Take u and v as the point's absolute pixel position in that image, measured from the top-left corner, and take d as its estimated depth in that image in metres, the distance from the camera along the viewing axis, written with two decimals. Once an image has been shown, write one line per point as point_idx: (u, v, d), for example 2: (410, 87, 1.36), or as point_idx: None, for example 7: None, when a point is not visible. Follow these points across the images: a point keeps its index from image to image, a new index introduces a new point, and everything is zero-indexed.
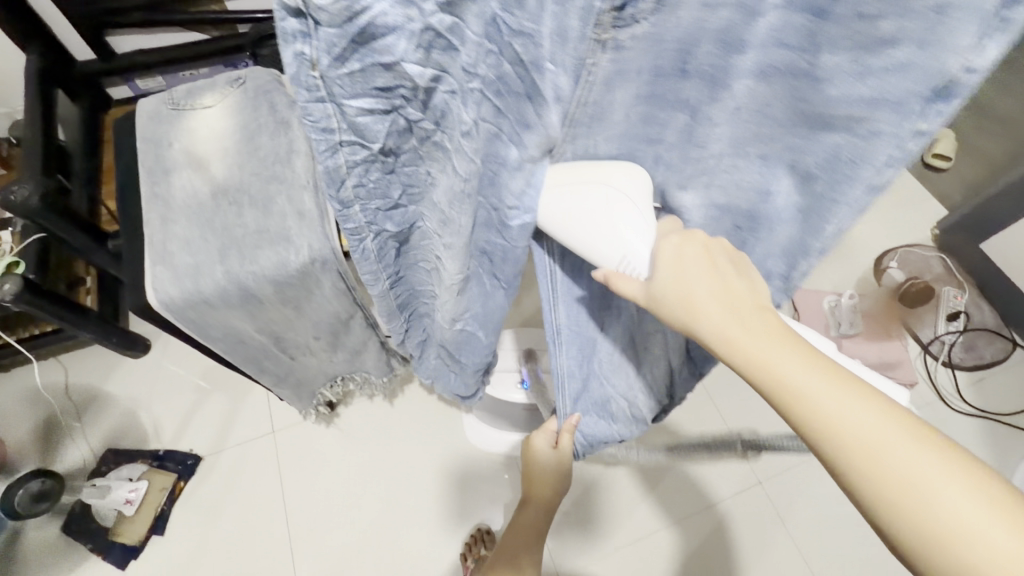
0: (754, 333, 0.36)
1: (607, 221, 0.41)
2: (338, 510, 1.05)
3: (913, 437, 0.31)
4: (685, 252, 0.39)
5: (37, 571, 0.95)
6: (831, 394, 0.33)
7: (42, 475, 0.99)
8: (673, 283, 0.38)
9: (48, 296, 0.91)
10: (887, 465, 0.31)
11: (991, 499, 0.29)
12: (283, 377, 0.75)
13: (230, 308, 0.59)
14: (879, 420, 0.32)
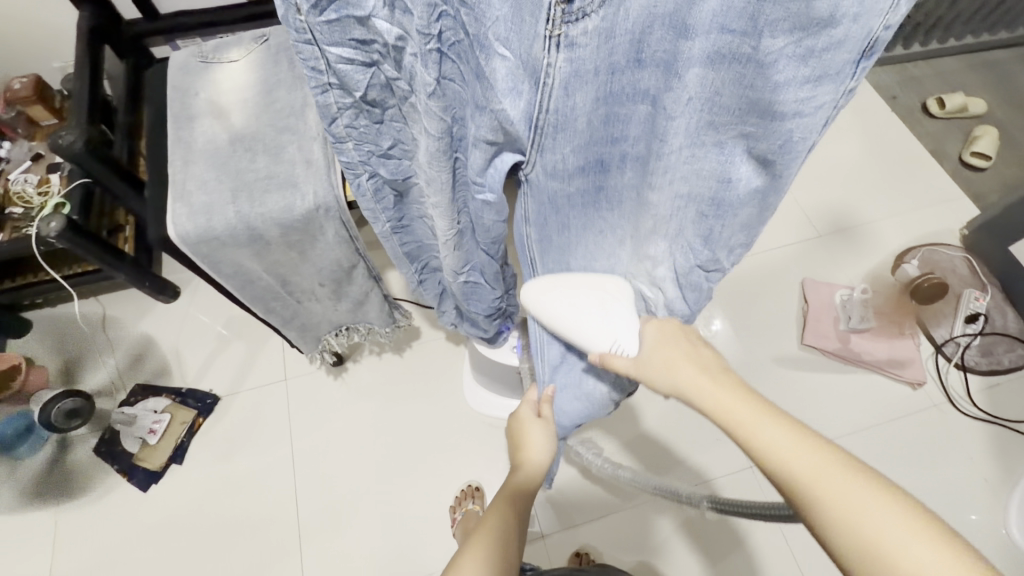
0: (719, 386, 0.47)
1: (605, 318, 0.53)
2: (340, 454, 1.10)
3: (849, 475, 0.40)
4: (662, 333, 0.51)
5: (68, 484, 1.05)
6: (779, 438, 0.43)
7: (73, 394, 1.07)
8: (657, 354, 0.50)
9: (88, 236, 0.99)
10: (829, 496, 0.39)
11: (912, 519, 0.37)
12: (290, 319, 0.80)
13: (239, 246, 0.63)
14: (816, 456, 0.41)
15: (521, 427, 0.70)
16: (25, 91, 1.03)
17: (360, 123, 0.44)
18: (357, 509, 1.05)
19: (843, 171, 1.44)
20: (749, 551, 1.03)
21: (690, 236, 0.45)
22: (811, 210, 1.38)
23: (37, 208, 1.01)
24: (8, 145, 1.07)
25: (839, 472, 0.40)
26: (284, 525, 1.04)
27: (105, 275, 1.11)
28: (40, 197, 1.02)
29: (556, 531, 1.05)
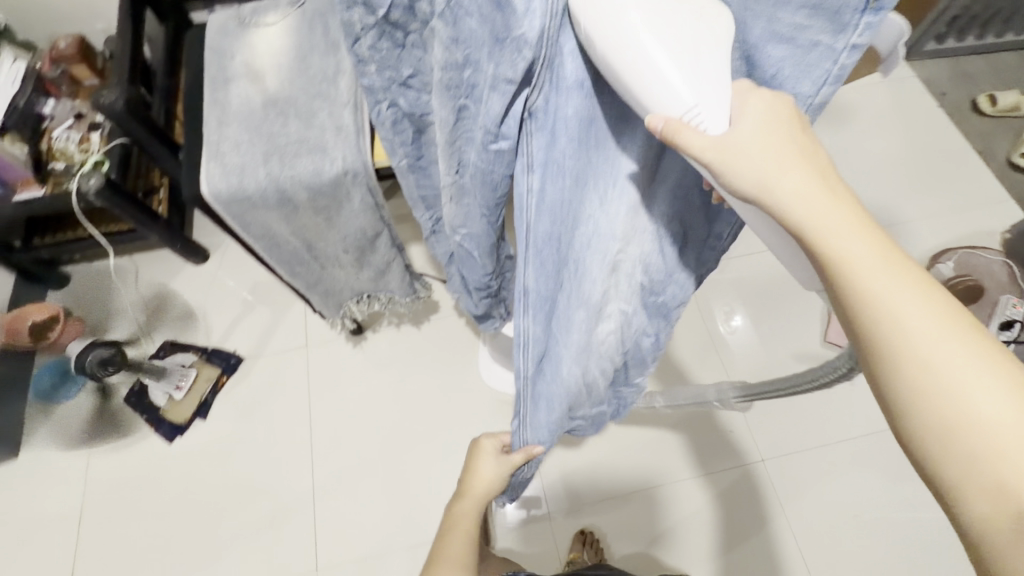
0: (832, 209, 0.29)
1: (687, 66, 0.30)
2: (355, 420, 1.13)
3: (961, 333, 0.27)
4: (772, 118, 0.30)
5: (99, 430, 1.11)
6: (886, 272, 0.28)
7: (110, 343, 1.11)
8: (754, 144, 0.30)
9: (124, 194, 1.03)
10: (922, 365, 0.27)
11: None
12: (313, 284, 0.81)
13: (268, 208, 0.65)
14: (938, 324, 0.27)
15: (477, 455, 0.68)
16: (69, 50, 1.09)
17: (383, 45, 0.42)
18: (370, 474, 1.08)
19: (881, 166, 1.39)
20: (755, 543, 1.03)
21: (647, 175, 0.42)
22: None
23: (78, 164, 1.05)
24: (51, 101, 1.09)
25: (954, 331, 0.27)
26: (299, 484, 1.07)
27: (139, 235, 1.15)
28: (81, 154, 1.05)
29: (562, 508, 1.07)
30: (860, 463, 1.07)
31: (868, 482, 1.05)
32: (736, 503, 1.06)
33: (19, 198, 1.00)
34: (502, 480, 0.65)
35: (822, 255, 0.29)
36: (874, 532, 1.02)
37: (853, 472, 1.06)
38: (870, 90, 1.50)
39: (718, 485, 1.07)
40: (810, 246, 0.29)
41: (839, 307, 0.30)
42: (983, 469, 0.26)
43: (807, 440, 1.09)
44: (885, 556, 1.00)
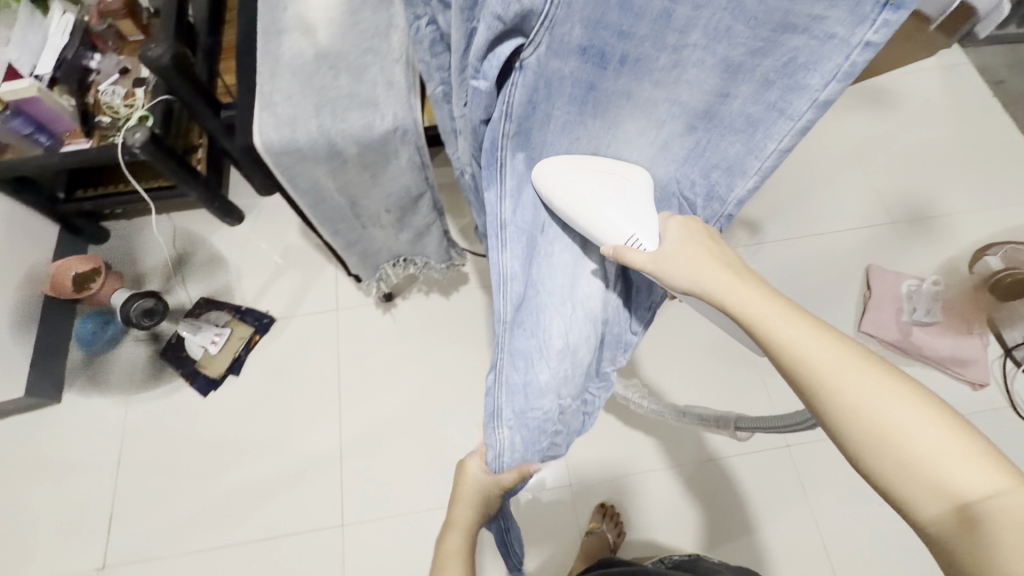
0: (751, 296, 0.45)
1: (624, 210, 0.52)
2: (381, 384, 1.15)
3: (868, 372, 0.39)
4: (688, 230, 0.52)
5: (137, 380, 1.14)
6: (797, 330, 0.42)
7: (152, 295, 1.15)
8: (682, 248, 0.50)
9: (165, 150, 1.04)
10: (846, 393, 0.39)
11: (919, 405, 0.37)
12: (352, 244, 0.81)
13: (317, 162, 0.65)
14: (845, 360, 0.40)
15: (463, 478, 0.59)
16: (116, 4, 1.08)
17: None
18: (395, 438, 1.10)
19: (928, 157, 1.34)
20: (775, 527, 1.03)
21: (675, 150, 0.54)
22: (886, 195, 1.31)
23: (123, 119, 1.06)
24: (97, 55, 1.11)
25: (862, 371, 0.39)
26: (326, 442, 1.10)
27: (179, 192, 1.17)
28: (126, 108, 1.06)
29: (583, 482, 1.08)
30: None
31: None
32: (759, 487, 1.05)
33: (66, 148, 1.03)
34: (495, 501, 0.57)
35: (758, 332, 0.43)
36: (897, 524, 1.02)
37: None
38: (922, 75, 1.44)
39: (739, 469, 1.07)
40: (748, 326, 0.44)
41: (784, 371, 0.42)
42: (922, 473, 0.35)
43: None
44: (907, 548, 1.00)
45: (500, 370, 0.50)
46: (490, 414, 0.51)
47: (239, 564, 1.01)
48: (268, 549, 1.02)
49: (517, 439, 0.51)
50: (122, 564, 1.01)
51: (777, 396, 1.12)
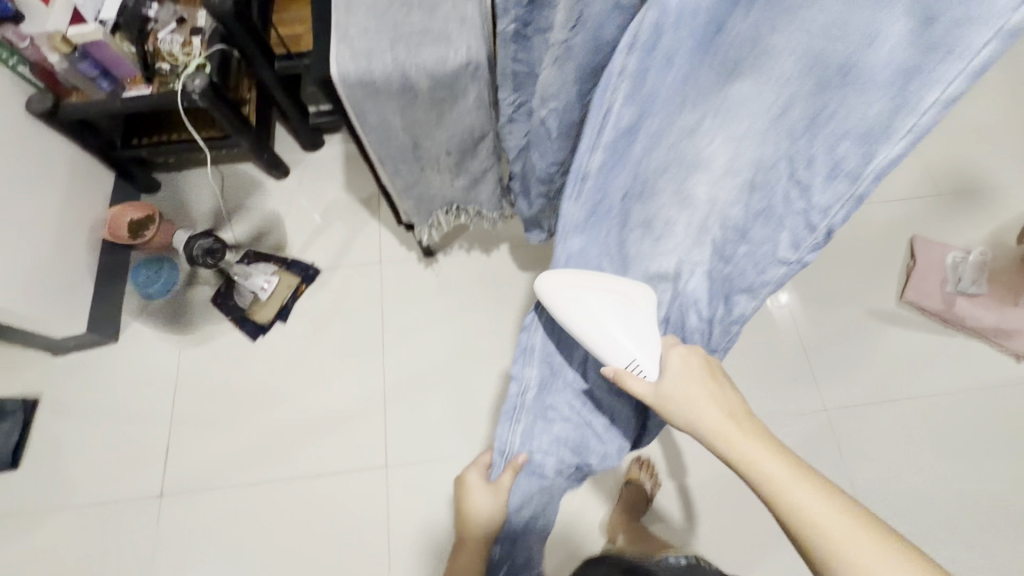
0: (741, 431, 0.48)
1: (625, 329, 0.55)
2: (422, 336, 1.17)
3: (845, 515, 0.43)
4: (689, 363, 0.53)
5: (189, 323, 1.19)
6: (784, 473, 0.45)
7: (212, 236, 1.15)
8: (681, 384, 0.52)
9: (223, 98, 1.06)
10: (828, 535, 0.42)
11: (892, 551, 0.41)
12: (410, 187, 0.83)
13: (390, 96, 0.67)
14: (825, 503, 0.43)
15: (466, 491, 0.64)
16: None
17: None
18: (436, 387, 1.13)
19: (979, 128, 1.31)
20: None
21: (793, 121, 0.51)
22: (933, 166, 1.28)
23: (182, 66, 1.06)
24: (155, 4, 1.05)
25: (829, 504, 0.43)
26: (370, 389, 1.14)
27: (231, 141, 1.19)
28: (184, 58, 1.05)
29: None
30: (921, 421, 1.08)
31: (924, 439, 1.07)
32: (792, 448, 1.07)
33: (127, 93, 1.05)
34: (500, 511, 0.62)
35: (734, 457, 0.48)
36: (927, 487, 1.04)
37: (914, 427, 1.08)
38: None
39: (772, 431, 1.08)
40: (739, 468, 0.48)
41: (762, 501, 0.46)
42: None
43: (866, 396, 1.10)
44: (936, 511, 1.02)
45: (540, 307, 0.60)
46: (523, 349, 0.59)
47: (289, 499, 1.06)
48: (317, 486, 1.07)
49: (541, 378, 0.59)
50: (179, 493, 1.07)
51: (812, 363, 1.13)
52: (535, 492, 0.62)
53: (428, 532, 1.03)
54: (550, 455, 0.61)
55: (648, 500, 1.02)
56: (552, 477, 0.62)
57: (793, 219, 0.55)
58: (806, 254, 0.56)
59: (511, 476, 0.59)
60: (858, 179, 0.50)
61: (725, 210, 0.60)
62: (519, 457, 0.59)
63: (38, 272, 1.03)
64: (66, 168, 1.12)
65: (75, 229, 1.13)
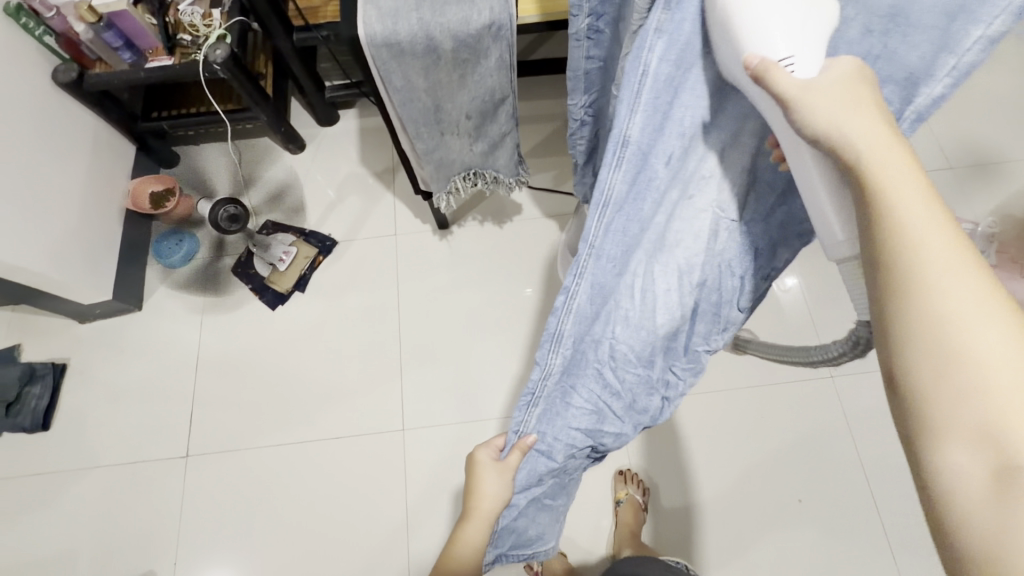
0: (889, 155, 0.31)
1: (786, 21, 0.34)
2: (438, 306, 1.20)
3: (980, 286, 0.28)
4: (852, 93, 0.34)
5: (209, 293, 1.22)
6: (925, 218, 0.30)
7: (237, 203, 1.22)
8: (841, 102, 0.33)
9: (243, 70, 1.08)
10: (936, 293, 0.28)
11: (1015, 341, 0.27)
12: (430, 151, 0.84)
13: (415, 58, 0.69)
14: (963, 261, 0.29)
15: (478, 471, 0.61)
16: None
17: None
18: (452, 354, 1.16)
19: (990, 102, 1.31)
20: (815, 451, 1.07)
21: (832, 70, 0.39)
22: (944, 142, 1.29)
23: (202, 37, 1.07)
24: None
25: (969, 276, 0.28)
26: (387, 356, 1.17)
27: (251, 114, 1.22)
28: (205, 28, 1.07)
29: None
30: None
31: None
32: (799, 412, 1.10)
33: (149, 64, 1.07)
34: (505, 490, 0.59)
35: (863, 169, 0.32)
36: None
37: None
38: None
39: (778, 396, 1.11)
40: (866, 188, 0.31)
41: (865, 234, 0.32)
42: (976, 403, 0.27)
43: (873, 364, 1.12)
44: None
45: (573, 292, 0.45)
46: (549, 335, 0.47)
47: (311, 461, 1.10)
48: (336, 449, 1.10)
49: (564, 365, 0.49)
50: (204, 454, 1.11)
51: (821, 332, 1.15)
52: (542, 473, 0.57)
53: (443, 493, 1.06)
54: (560, 440, 0.54)
55: (644, 513, 1.03)
56: (562, 459, 0.56)
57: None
58: None
59: (520, 456, 0.54)
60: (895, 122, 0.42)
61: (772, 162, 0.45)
62: (526, 439, 0.52)
63: (67, 237, 1.06)
64: (91, 139, 1.15)
65: (100, 198, 1.16)
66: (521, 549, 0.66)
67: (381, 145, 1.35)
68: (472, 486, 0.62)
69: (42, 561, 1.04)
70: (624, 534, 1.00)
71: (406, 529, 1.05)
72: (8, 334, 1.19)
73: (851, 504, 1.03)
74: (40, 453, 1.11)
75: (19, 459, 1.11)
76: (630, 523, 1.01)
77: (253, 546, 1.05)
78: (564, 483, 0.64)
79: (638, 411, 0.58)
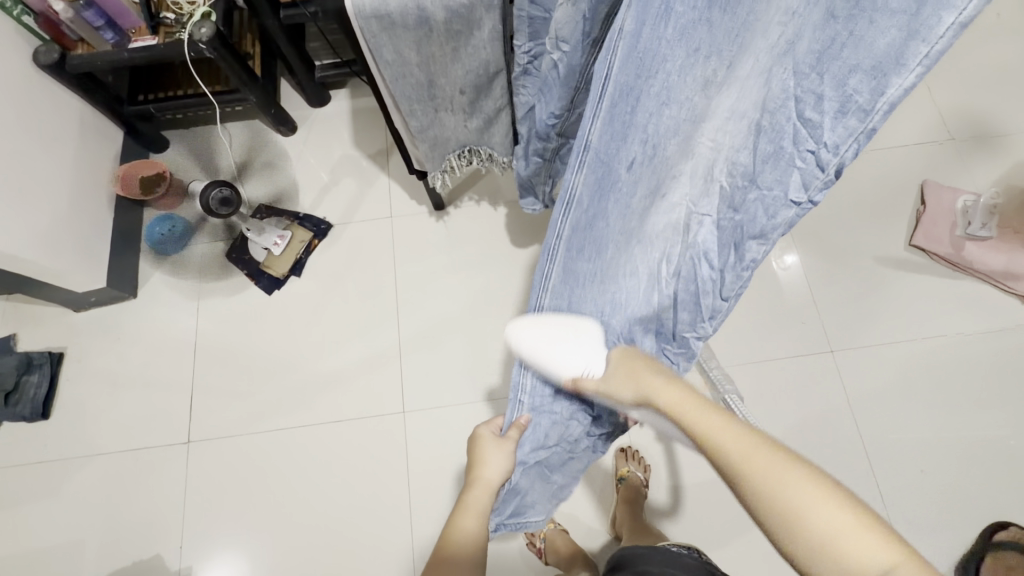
0: (686, 405, 0.53)
1: (578, 348, 0.60)
2: (436, 288, 1.19)
3: (784, 466, 0.44)
4: (625, 364, 0.58)
5: (205, 278, 1.21)
6: (724, 439, 0.48)
7: (229, 186, 1.18)
8: (627, 383, 0.57)
9: (230, 49, 1.04)
10: (763, 488, 0.44)
11: (830, 499, 0.42)
12: (424, 128, 0.83)
13: (406, 30, 0.66)
14: (765, 456, 0.46)
15: (481, 446, 0.66)
16: None
17: None
18: (451, 336, 1.16)
19: (993, 69, 1.29)
20: (815, 426, 1.07)
21: (801, 56, 0.38)
22: (944, 112, 1.27)
23: (187, 16, 1.04)
24: None
25: (766, 454, 0.46)
26: (387, 338, 1.16)
27: (240, 96, 1.19)
28: (189, 6, 1.04)
29: None
30: (925, 363, 1.09)
31: (930, 381, 1.08)
32: (799, 388, 1.10)
33: (133, 44, 1.03)
34: (510, 460, 0.64)
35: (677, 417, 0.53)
36: (933, 424, 1.06)
37: (922, 368, 1.09)
38: None
39: (777, 372, 1.11)
40: (686, 428, 0.52)
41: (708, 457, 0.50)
42: (834, 556, 0.40)
43: (873, 338, 1.12)
44: (944, 449, 1.04)
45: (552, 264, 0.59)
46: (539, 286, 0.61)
47: (313, 444, 1.10)
48: (338, 433, 1.10)
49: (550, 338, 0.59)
50: (205, 440, 1.11)
51: (820, 307, 1.15)
52: (548, 429, 0.65)
53: (447, 474, 1.07)
54: (560, 395, 0.63)
55: (644, 490, 1.04)
56: (563, 412, 0.64)
57: (803, 160, 0.40)
58: (816, 196, 0.41)
59: (518, 431, 0.64)
60: (871, 114, 0.35)
61: (733, 156, 0.47)
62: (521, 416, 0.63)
63: (57, 224, 1.04)
64: (75, 124, 1.12)
65: (89, 185, 1.13)
66: (516, 520, 0.68)
67: (375, 126, 1.32)
68: (474, 462, 0.66)
69: (50, 549, 1.05)
70: (626, 512, 1.01)
71: (409, 509, 1.06)
72: (3, 325, 1.18)
73: (850, 477, 1.04)
74: (41, 443, 1.11)
75: (21, 449, 1.11)
76: (631, 501, 1.02)
77: (260, 530, 1.05)
78: (567, 459, 0.68)
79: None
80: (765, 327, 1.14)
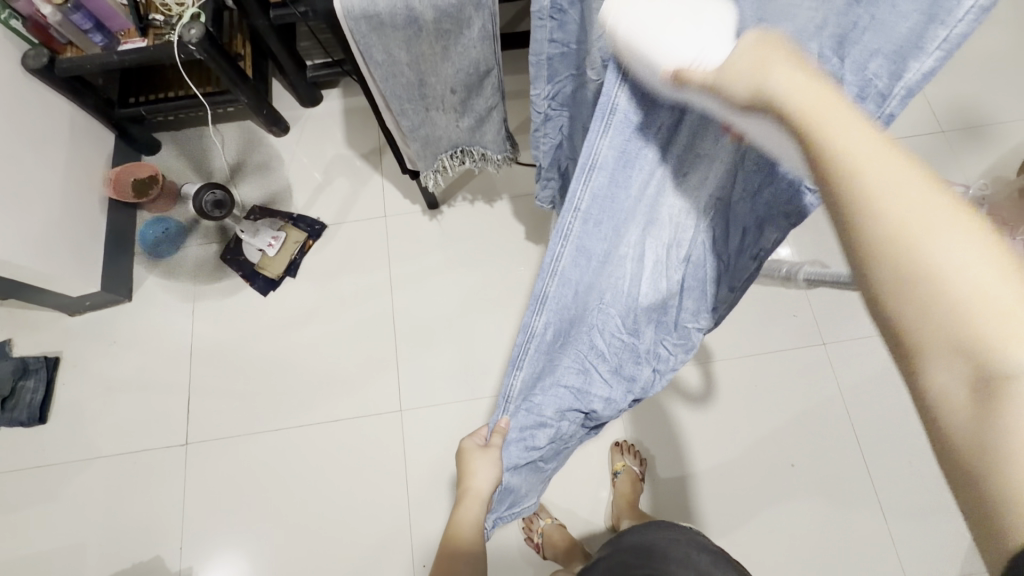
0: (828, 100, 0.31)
1: (697, 34, 0.35)
2: (431, 286, 1.20)
3: (941, 210, 0.28)
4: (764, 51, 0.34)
5: (199, 280, 1.21)
6: (856, 143, 0.30)
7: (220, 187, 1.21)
8: (750, 73, 0.33)
9: (220, 50, 1.04)
10: (888, 213, 0.28)
11: (995, 258, 0.26)
12: (416, 128, 0.83)
13: (395, 29, 0.66)
14: (912, 186, 0.28)
15: (468, 457, 0.65)
16: None
17: None
18: (447, 335, 1.16)
19: (983, 63, 1.30)
20: (808, 418, 1.08)
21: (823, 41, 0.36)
22: (935, 104, 1.28)
23: (176, 17, 1.04)
24: None
25: (914, 185, 0.28)
26: (382, 338, 1.16)
27: (231, 97, 1.18)
28: (178, 7, 1.04)
29: None
30: None
31: None
32: (793, 381, 1.11)
33: (123, 47, 1.03)
34: (493, 474, 0.62)
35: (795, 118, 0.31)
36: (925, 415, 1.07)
37: None
38: None
39: (770, 365, 1.12)
40: (802, 129, 0.31)
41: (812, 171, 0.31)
42: (959, 337, 0.26)
43: (865, 331, 1.13)
44: None
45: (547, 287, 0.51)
46: (523, 328, 0.54)
47: (311, 444, 1.10)
48: (336, 433, 1.11)
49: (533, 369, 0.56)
50: (203, 442, 1.11)
51: (812, 301, 1.16)
52: (535, 432, 0.59)
53: (444, 471, 1.07)
54: (549, 395, 0.58)
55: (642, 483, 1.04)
56: (555, 418, 0.59)
57: None
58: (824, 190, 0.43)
59: (501, 437, 0.60)
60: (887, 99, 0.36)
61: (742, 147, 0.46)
62: (501, 421, 0.58)
63: (51, 229, 1.04)
64: (66, 127, 1.12)
65: (81, 189, 1.13)
66: (513, 509, 0.67)
67: (367, 125, 1.32)
68: (464, 474, 0.66)
69: (50, 552, 1.05)
70: (622, 505, 1.02)
71: (408, 505, 1.06)
72: None
73: (843, 467, 1.05)
74: (39, 448, 1.11)
75: (19, 453, 1.11)
76: (627, 494, 1.03)
77: (259, 529, 1.06)
78: (562, 450, 0.65)
79: (625, 377, 0.61)
80: (758, 321, 1.15)
